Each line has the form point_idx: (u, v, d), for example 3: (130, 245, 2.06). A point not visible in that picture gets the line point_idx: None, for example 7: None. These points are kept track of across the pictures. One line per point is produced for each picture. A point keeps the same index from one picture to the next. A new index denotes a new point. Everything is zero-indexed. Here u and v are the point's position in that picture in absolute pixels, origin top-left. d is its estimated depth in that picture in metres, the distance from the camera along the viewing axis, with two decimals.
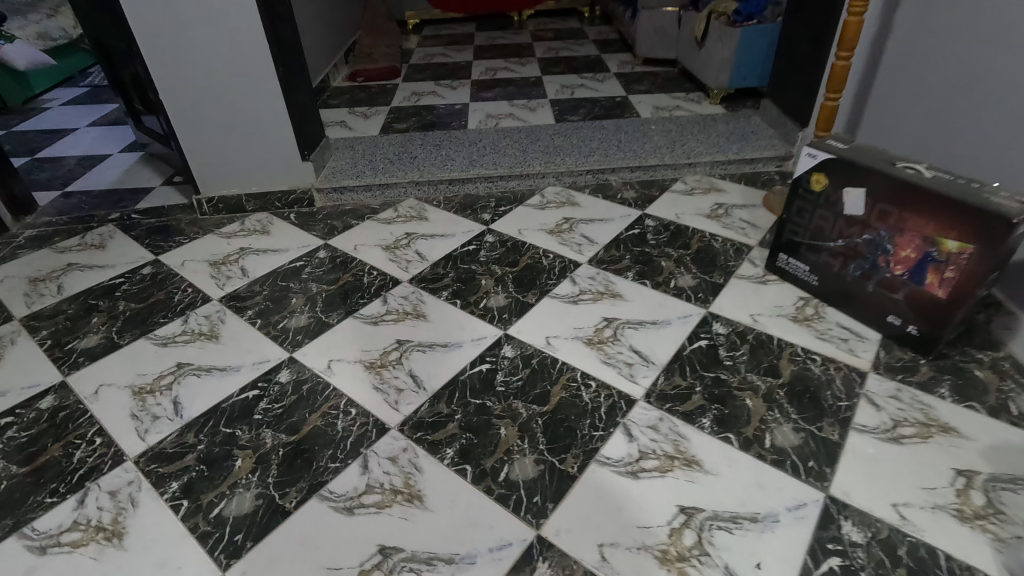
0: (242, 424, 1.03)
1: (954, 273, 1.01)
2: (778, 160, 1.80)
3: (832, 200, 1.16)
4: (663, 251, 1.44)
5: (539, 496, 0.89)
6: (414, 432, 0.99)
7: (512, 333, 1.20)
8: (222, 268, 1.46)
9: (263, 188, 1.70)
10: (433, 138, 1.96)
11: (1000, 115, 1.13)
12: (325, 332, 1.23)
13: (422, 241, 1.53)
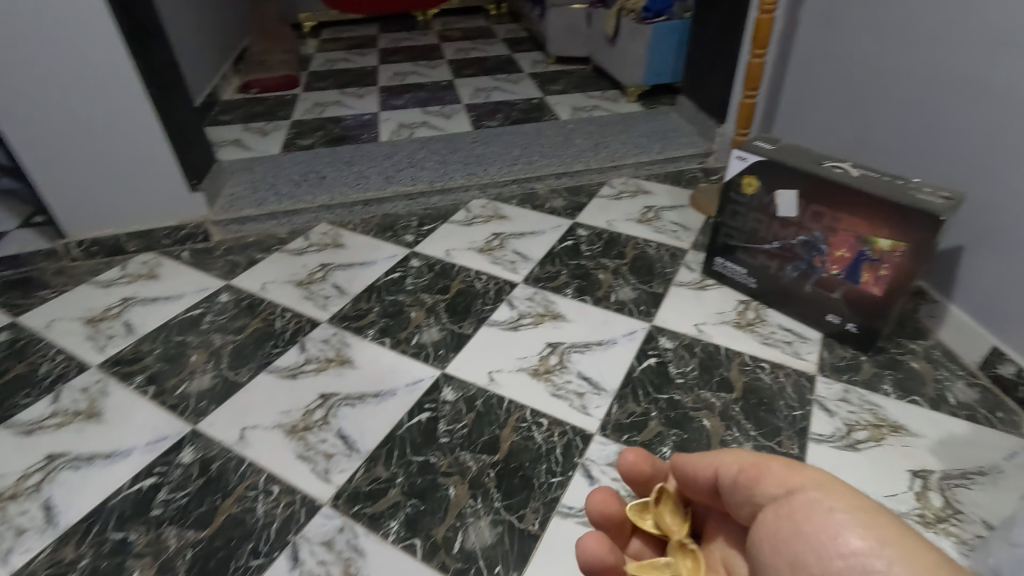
0: (137, 525, 0.86)
1: (888, 270, 1.02)
2: (699, 156, 1.80)
3: (764, 202, 1.15)
4: (599, 263, 1.38)
5: (501, 565, 0.79)
6: (350, 506, 0.87)
7: (451, 371, 1.10)
8: (100, 326, 1.25)
9: (147, 224, 1.48)
10: (343, 153, 1.80)
11: (917, 115, 1.15)
12: (235, 393, 1.07)
13: (340, 272, 1.38)
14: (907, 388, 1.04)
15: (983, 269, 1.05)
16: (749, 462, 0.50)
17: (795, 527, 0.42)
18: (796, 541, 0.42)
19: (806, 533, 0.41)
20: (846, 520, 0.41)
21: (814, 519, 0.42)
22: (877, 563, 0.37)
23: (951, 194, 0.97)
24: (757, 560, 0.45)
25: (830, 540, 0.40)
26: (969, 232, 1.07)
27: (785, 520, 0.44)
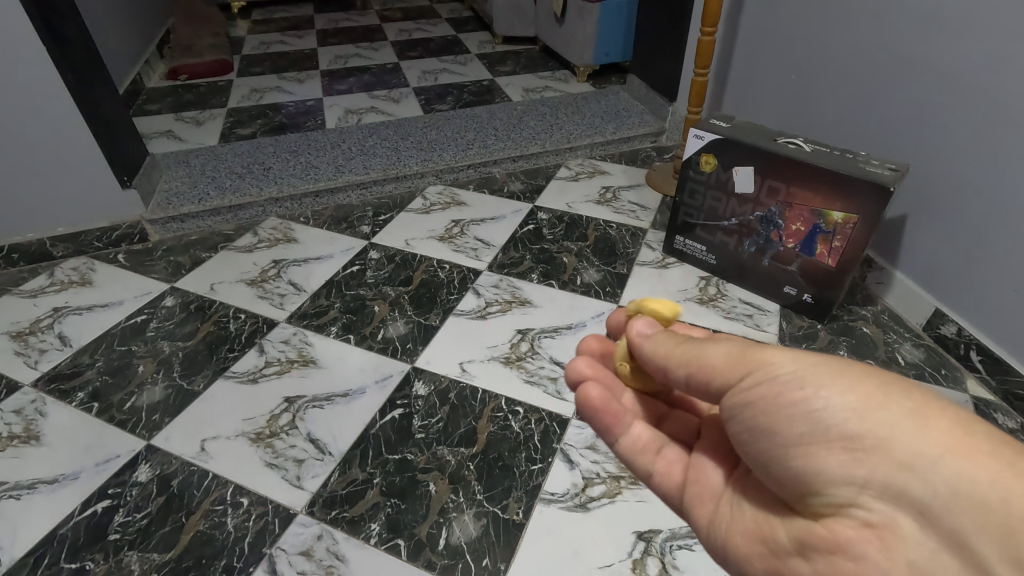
0: (94, 553, 0.79)
1: (841, 242, 1.06)
2: (652, 136, 1.81)
3: (722, 180, 1.18)
4: (562, 246, 1.38)
5: (488, 557, 0.78)
6: (327, 512, 0.84)
7: (421, 365, 1.07)
8: (30, 340, 1.14)
9: (75, 226, 1.36)
10: (287, 143, 1.71)
11: (868, 90, 1.17)
12: (191, 404, 1.00)
13: (295, 268, 1.32)
14: (861, 352, 1.09)
15: (923, 233, 1.11)
16: (693, 363, 0.49)
17: (760, 405, 0.45)
18: (762, 412, 0.44)
19: (763, 401, 0.44)
20: (796, 376, 0.43)
21: (769, 388, 0.44)
22: (826, 405, 0.41)
23: (897, 166, 1.02)
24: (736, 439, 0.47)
25: (786, 400, 0.43)
26: (912, 201, 1.12)
27: (744, 399, 0.46)
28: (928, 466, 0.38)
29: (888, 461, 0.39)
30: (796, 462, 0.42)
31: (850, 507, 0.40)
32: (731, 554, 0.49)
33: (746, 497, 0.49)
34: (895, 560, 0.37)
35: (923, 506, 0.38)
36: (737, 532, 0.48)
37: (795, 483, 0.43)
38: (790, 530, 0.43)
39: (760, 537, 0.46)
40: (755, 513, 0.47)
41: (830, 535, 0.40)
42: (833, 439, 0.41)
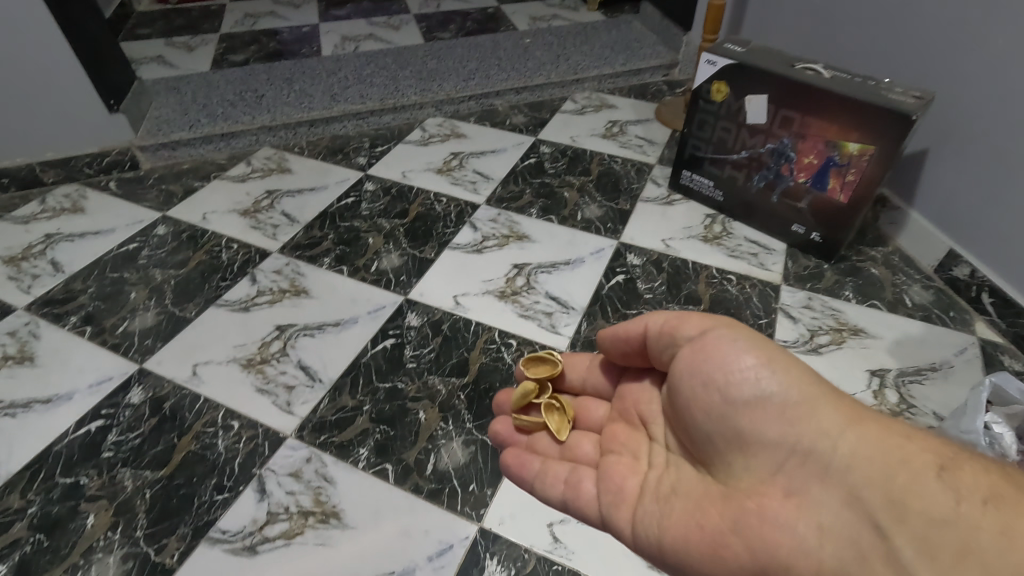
0: (88, 469, 0.81)
1: (855, 176, 1.01)
2: (665, 68, 1.71)
3: (734, 109, 1.11)
4: (563, 180, 1.33)
5: (475, 483, 0.78)
6: (316, 436, 0.84)
7: (415, 297, 1.05)
8: (23, 265, 1.13)
9: (64, 152, 1.33)
10: (281, 70, 1.64)
11: (895, 11, 1.08)
12: (182, 330, 1.00)
13: (288, 199, 1.29)
14: (867, 293, 1.06)
15: (944, 171, 1.05)
16: (663, 325, 0.56)
17: (710, 364, 0.50)
18: (710, 381, 0.50)
19: (714, 358, 0.50)
20: (745, 347, 0.50)
21: (717, 357, 0.50)
22: (765, 377, 0.48)
23: (922, 94, 0.95)
24: (682, 404, 0.53)
25: (729, 370, 0.49)
26: (934, 134, 1.05)
27: (699, 351, 0.51)
28: (836, 436, 0.43)
29: (807, 431, 0.45)
30: (738, 422, 0.48)
31: (774, 478, 0.45)
32: (658, 544, 0.50)
33: (671, 489, 0.52)
34: (809, 527, 0.42)
35: (831, 469, 0.43)
36: (667, 522, 0.49)
37: (730, 452, 0.49)
38: (721, 512, 0.46)
39: (691, 522, 0.48)
40: (687, 495, 0.50)
41: (757, 510, 0.44)
42: (766, 409, 0.47)
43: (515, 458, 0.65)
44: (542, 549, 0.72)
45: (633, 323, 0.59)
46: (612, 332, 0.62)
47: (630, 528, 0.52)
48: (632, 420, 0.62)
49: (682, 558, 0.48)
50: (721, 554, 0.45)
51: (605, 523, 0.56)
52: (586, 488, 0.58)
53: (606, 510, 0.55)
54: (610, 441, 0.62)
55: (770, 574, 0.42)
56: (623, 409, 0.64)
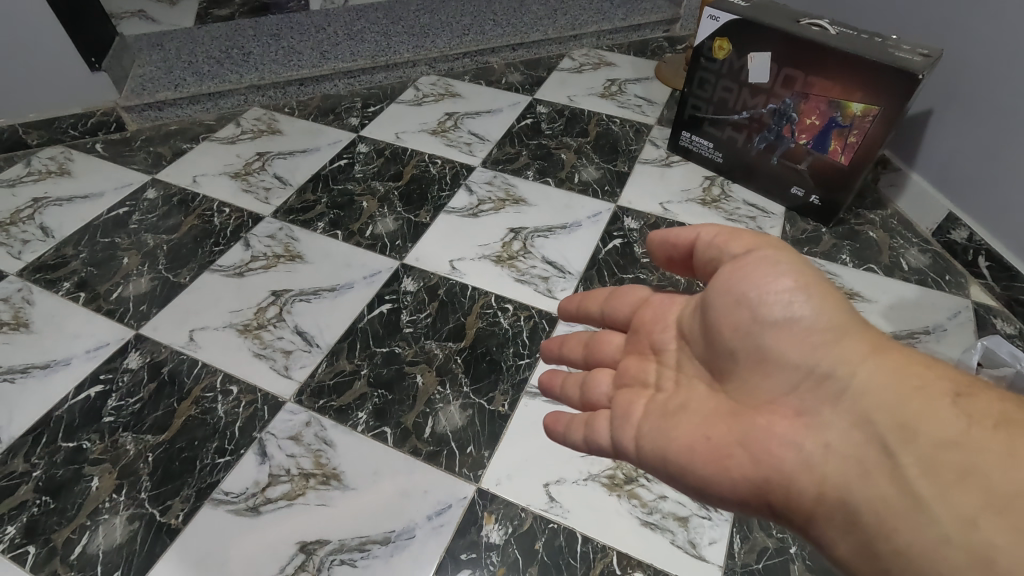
0: (90, 433, 0.81)
1: (857, 138, 0.99)
2: (665, 23, 1.65)
3: (736, 67, 1.08)
4: (560, 142, 1.30)
5: (472, 445, 0.80)
6: (315, 400, 0.85)
7: (410, 262, 1.05)
8: (12, 230, 1.11)
9: (48, 111, 1.28)
10: (268, 26, 1.58)
11: None
12: (177, 295, 0.99)
13: (280, 161, 1.26)
14: (864, 257, 1.06)
15: (947, 134, 1.03)
16: (708, 240, 0.49)
17: (748, 283, 0.45)
18: (740, 300, 0.46)
19: (754, 279, 0.45)
20: (787, 269, 0.45)
21: (755, 275, 0.45)
22: (799, 301, 0.44)
23: (930, 51, 0.92)
24: (706, 324, 0.49)
25: (763, 290, 0.45)
26: (939, 94, 1.03)
27: (741, 270, 0.46)
28: (859, 362, 0.42)
29: (831, 355, 0.43)
30: (760, 343, 0.45)
31: (786, 398, 0.44)
32: (660, 457, 0.49)
33: (680, 409, 0.50)
34: (816, 444, 0.42)
35: (847, 394, 0.42)
36: (673, 439, 0.48)
37: (746, 371, 0.46)
38: (732, 426, 0.46)
39: (697, 436, 0.47)
40: (695, 411, 0.49)
41: (767, 426, 0.44)
42: (792, 331, 0.44)
43: (552, 416, 0.61)
44: (538, 508, 0.74)
45: (684, 231, 0.52)
46: (663, 235, 0.53)
47: (634, 445, 0.51)
48: (643, 351, 0.56)
49: (681, 471, 0.47)
50: (725, 466, 0.45)
51: (612, 450, 0.54)
52: (598, 422, 0.56)
53: (613, 432, 0.54)
54: (624, 375, 0.57)
55: (773, 485, 0.43)
56: (636, 340, 0.57)
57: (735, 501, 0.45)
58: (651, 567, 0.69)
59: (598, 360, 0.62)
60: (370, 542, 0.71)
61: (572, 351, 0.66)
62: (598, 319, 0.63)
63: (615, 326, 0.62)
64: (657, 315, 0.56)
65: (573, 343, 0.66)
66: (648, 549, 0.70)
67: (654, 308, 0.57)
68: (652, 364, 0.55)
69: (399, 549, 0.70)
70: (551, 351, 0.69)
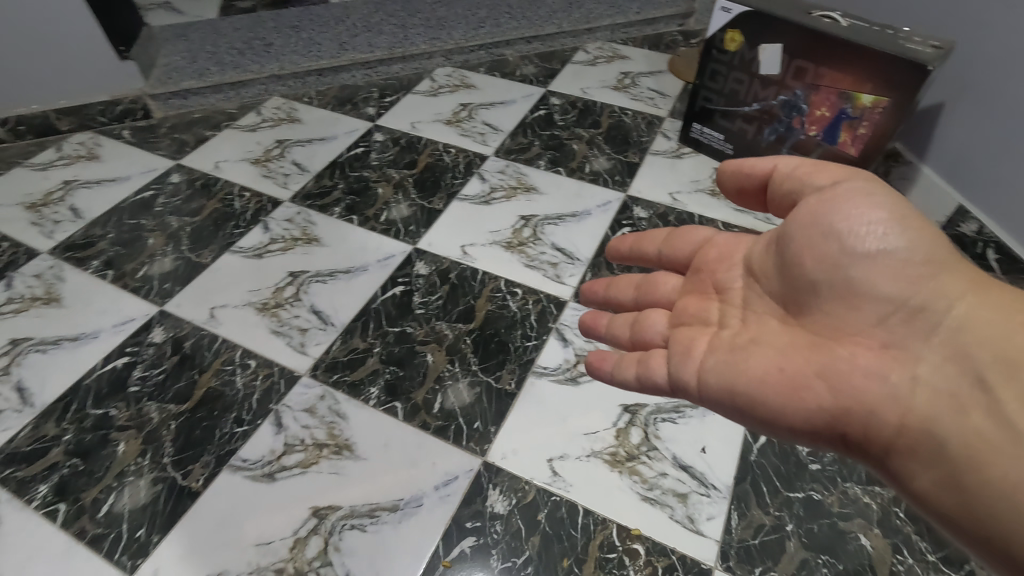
0: (117, 401, 0.86)
1: (867, 129, 1.00)
2: (680, 17, 1.65)
3: (747, 59, 1.09)
4: (572, 133, 1.32)
5: (479, 421, 0.82)
6: (329, 375, 0.88)
7: (423, 247, 1.07)
8: (44, 211, 1.16)
9: (78, 99, 1.33)
10: (289, 17, 1.62)
11: None
12: (199, 275, 1.03)
13: (298, 148, 1.30)
14: None
15: (959, 128, 1.03)
16: (794, 171, 0.51)
17: (839, 214, 0.47)
18: (827, 232, 0.47)
19: (846, 210, 0.47)
20: (880, 202, 0.47)
21: (847, 207, 0.47)
22: (890, 233, 0.46)
23: (941, 43, 0.91)
24: (784, 257, 0.51)
25: (854, 221, 0.46)
26: (951, 88, 1.03)
27: (831, 199, 0.48)
28: (954, 297, 0.44)
29: (925, 288, 0.44)
30: (846, 274, 0.46)
31: (873, 330, 0.46)
32: (727, 389, 0.51)
33: (750, 343, 0.52)
34: (903, 376, 0.44)
35: (941, 328, 0.43)
36: (744, 370, 0.50)
37: (827, 303, 0.48)
38: (808, 356, 0.48)
39: (771, 366, 0.49)
40: (766, 344, 0.51)
41: (848, 357, 0.46)
42: (885, 264, 0.45)
43: (598, 354, 0.66)
44: (542, 482, 0.76)
45: (760, 162, 0.53)
46: (736, 166, 0.54)
47: (698, 380, 0.54)
48: (706, 290, 0.60)
49: (752, 401, 0.50)
50: (799, 396, 0.47)
51: (670, 386, 0.57)
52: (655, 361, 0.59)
53: (673, 368, 0.56)
54: (683, 313, 0.60)
55: (852, 414, 0.45)
56: (699, 279, 0.61)
57: (807, 430, 0.48)
58: (650, 540, 0.71)
59: (652, 299, 0.66)
60: (379, 509, 0.74)
61: (622, 292, 0.70)
62: (654, 259, 0.68)
63: (672, 266, 0.66)
64: (722, 255, 0.60)
65: (624, 285, 0.70)
66: (646, 523, 0.72)
67: (717, 248, 0.61)
68: (718, 303, 0.58)
69: (407, 516, 0.73)
70: (598, 294, 0.73)
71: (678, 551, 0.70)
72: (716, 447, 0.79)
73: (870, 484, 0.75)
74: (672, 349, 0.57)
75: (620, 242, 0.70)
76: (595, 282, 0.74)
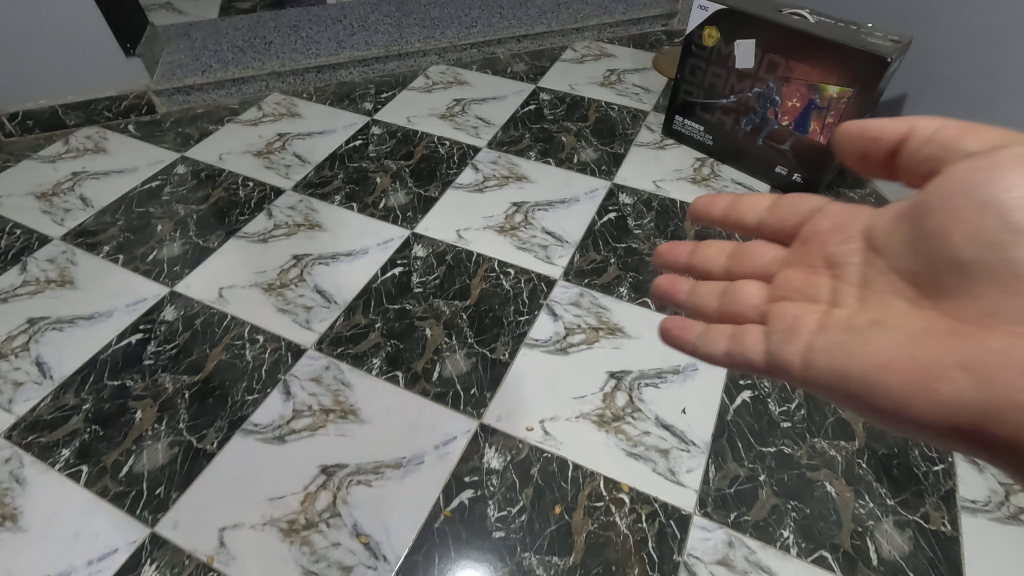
0: (133, 373, 0.91)
1: (834, 118, 1.08)
2: (663, 18, 1.73)
3: (724, 54, 1.17)
4: (561, 126, 1.39)
5: (475, 387, 0.88)
6: (334, 348, 0.94)
7: (420, 231, 1.13)
8: (55, 200, 1.21)
9: (85, 95, 1.38)
10: (287, 17, 1.67)
11: None
12: (207, 258, 1.09)
13: (299, 141, 1.35)
14: None
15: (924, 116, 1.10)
16: (937, 138, 0.47)
17: (992, 181, 0.42)
18: (980, 201, 0.42)
19: (1005, 177, 0.41)
20: None
21: (1009, 171, 0.41)
22: None
23: (900, 38, 1.00)
24: (920, 230, 0.46)
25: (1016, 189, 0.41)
26: (911, 80, 1.12)
27: (988, 165, 0.43)
28: None
29: None
30: (1003, 250, 0.41)
31: None
32: (845, 376, 0.47)
33: (877, 327, 0.47)
34: None
35: None
36: (867, 356, 0.46)
37: (976, 283, 0.42)
38: (948, 343, 0.42)
39: (899, 350, 0.44)
40: (893, 326, 0.46)
41: (1000, 345, 0.39)
42: None
43: (678, 320, 0.61)
44: (535, 440, 0.82)
45: (894, 123, 0.49)
46: (861, 129, 0.50)
47: (807, 362, 0.49)
48: (814, 266, 0.56)
49: (872, 388, 0.45)
50: (936, 387, 0.41)
51: (773, 368, 0.52)
52: (752, 338, 0.55)
53: (775, 349, 0.52)
54: (786, 287, 0.57)
55: (1007, 418, 0.38)
56: (805, 252, 0.58)
57: (944, 429, 0.41)
58: (635, 490, 0.77)
59: (747, 269, 0.64)
60: (383, 466, 0.80)
61: (712, 260, 0.68)
62: (752, 228, 0.65)
63: (771, 236, 0.64)
64: (834, 225, 0.56)
65: (715, 253, 0.68)
66: (632, 476, 0.79)
67: (828, 219, 0.57)
68: (829, 279, 0.54)
69: (410, 472, 0.79)
70: (679, 260, 0.70)
71: (660, 499, 0.76)
72: (696, 408, 0.85)
73: (836, 439, 0.82)
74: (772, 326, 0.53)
75: (711, 206, 0.67)
76: (675, 246, 0.71)
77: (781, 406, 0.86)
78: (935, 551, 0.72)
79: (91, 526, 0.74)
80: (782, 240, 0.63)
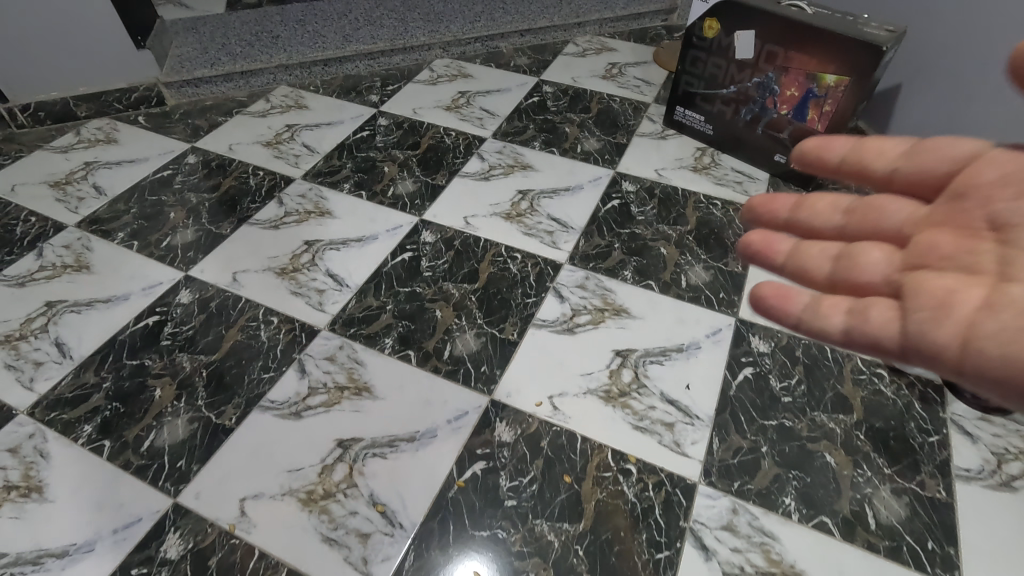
0: (151, 353, 0.93)
1: (831, 107, 1.11)
2: (663, 13, 1.76)
3: (724, 45, 1.20)
4: (564, 117, 1.42)
5: (486, 365, 0.91)
6: (347, 329, 0.96)
7: (428, 218, 1.16)
8: (68, 189, 1.23)
9: (96, 86, 1.40)
10: (293, 12, 1.70)
11: None
12: (220, 244, 1.11)
13: (307, 132, 1.38)
14: None
15: (920, 103, 1.13)
16: None
17: None
18: None
19: None
20: None
21: None
22: None
23: (894, 28, 1.03)
24: None
25: None
26: (906, 71, 1.15)
27: None
28: None
29: None
30: None
31: None
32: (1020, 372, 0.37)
33: None
34: None
35: None
36: None
37: None
38: None
39: None
40: None
41: None
42: None
43: (776, 286, 0.51)
44: (544, 415, 0.85)
45: None
46: None
47: (967, 353, 0.39)
48: (972, 227, 0.45)
49: None
50: None
51: (912, 354, 0.43)
52: (880, 315, 0.45)
53: (917, 332, 0.42)
54: (932, 254, 0.46)
55: None
56: (960, 212, 0.46)
57: None
58: (641, 461, 0.80)
59: (869, 230, 0.52)
60: (398, 440, 0.82)
61: (819, 214, 0.56)
62: (878, 177, 0.53)
63: (906, 188, 0.51)
64: (1005, 175, 0.44)
65: (823, 206, 0.55)
66: (638, 448, 0.81)
67: (992, 168, 0.45)
68: (993, 245, 0.43)
69: (424, 445, 0.81)
70: (778, 217, 0.58)
71: (666, 470, 0.79)
72: (699, 384, 0.88)
73: (835, 413, 0.85)
74: (915, 302, 0.43)
75: (826, 150, 0.55)
76: (773, 200, 0.59)
77: (782, 382, 0.88)
78: (932, 517, 0.74)
79: (115, 497, 0.77)
80: (921, 192, 0.50)
